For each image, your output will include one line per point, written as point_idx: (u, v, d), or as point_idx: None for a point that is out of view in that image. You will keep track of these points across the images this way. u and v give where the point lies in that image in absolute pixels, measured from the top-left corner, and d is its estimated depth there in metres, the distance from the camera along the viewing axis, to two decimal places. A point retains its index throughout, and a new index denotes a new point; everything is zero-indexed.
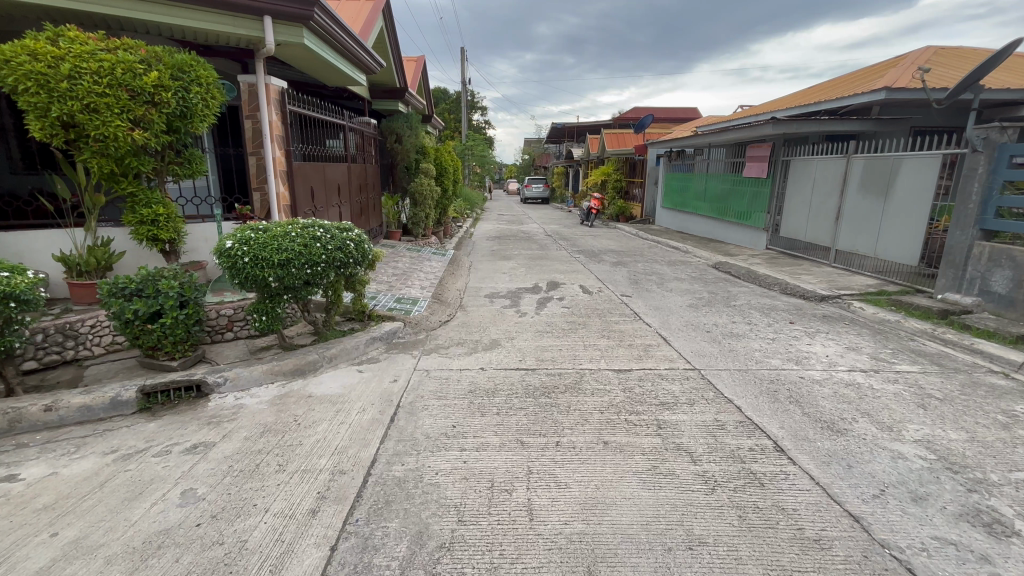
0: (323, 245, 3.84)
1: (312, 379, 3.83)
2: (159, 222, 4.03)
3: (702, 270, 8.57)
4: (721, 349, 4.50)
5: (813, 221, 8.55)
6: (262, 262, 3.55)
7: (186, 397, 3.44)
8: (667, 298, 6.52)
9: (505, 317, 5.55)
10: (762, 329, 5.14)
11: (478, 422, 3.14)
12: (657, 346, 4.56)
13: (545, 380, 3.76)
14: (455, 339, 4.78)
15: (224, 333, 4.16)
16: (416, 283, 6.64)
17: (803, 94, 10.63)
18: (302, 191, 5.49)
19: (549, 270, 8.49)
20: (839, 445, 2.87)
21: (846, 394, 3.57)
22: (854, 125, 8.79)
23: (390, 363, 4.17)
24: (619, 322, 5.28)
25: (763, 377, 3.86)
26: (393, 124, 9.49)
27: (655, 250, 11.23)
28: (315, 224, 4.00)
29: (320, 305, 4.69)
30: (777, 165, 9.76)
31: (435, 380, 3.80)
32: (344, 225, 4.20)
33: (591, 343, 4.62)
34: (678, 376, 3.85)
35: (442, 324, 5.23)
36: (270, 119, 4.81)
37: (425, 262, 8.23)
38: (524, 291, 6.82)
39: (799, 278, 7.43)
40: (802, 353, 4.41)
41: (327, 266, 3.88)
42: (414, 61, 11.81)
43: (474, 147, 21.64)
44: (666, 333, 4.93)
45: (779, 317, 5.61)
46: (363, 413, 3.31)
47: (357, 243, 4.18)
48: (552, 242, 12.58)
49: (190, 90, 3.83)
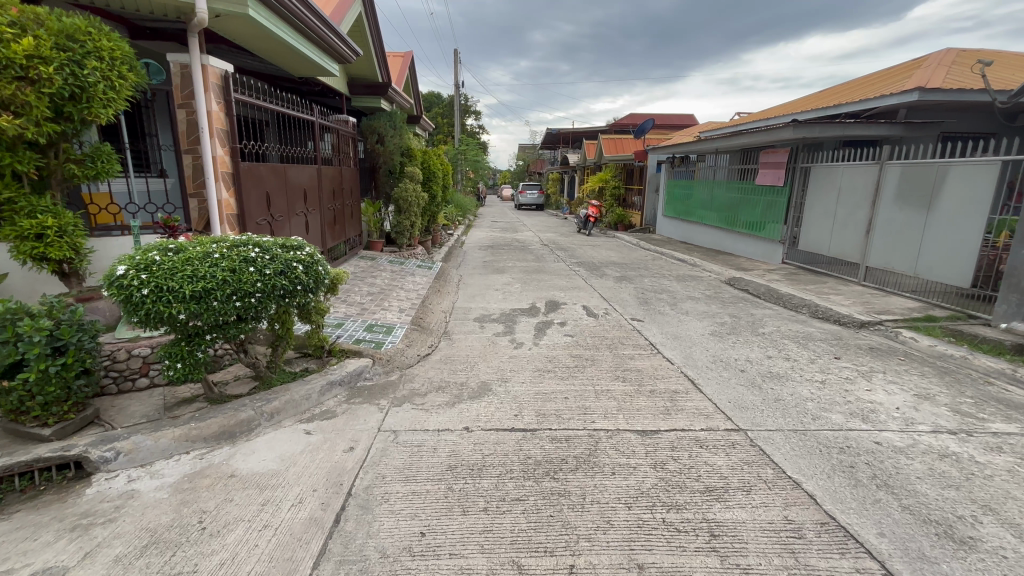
0: (260, 268, 2.96)
1: (243, 447, 2.90)
2: (47, 236, 3.07)
3: (717, 288, 7.74)
4: (765, 398, 3.63)
5: (837, 234, 7.77)
6: (168, 294, 2.62)
7: (58, 481, 2.52)
8: (684, 323, 5.65)
9: (497, 350, 4.63)
10: (806, 368, 4.27)
11: (458, 528, 2.23)
12: (685, 393, 3.67)
13: (549, 451, 2.85)
14: (436, 382, 3.86)
15: (138, 379, 3.27)
16: (394, 304, 5.73)
17: (815, 98, 9.96)
18: (256, 197, 4.58)
19: (547, 286, 7.61)
20: (975, 571, 1.99)
21: (949, 473, 2.69)
22: (880, 129, 8.07)
23: (349, 421, 3.26)
24: (634, 358, 4.40)
25: (829, 444, 2.99)
26: (374, 123, 8.57)
27: (660, 262, 10.42)
28: (250, 242, 3.11)
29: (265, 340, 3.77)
30: (795, 173, 8.94)
31: (404, 451, 2.88)
32: (292, 242, 3.31)
33: (604, 389, 3.73)
34: (722, 444, 2.96)
35: (420, 359, 4.33)
36: (209, 109, 3.90)
37: (407, 277, 7.31)
38: (519, 313, 5.93)
39: (829, 299, 6.62)
40: (866, 404, 3.54)
41: (266, 297, 2.98)
42: (401, 56, 10.99)
43: (467, 152, 20.83)
44: (694, 375, 4.05)
45: (820, 350, 4.76)
46: (299, 508, 2.38)
47: (308, 264, 3.28)
48: (549, 252, 11.74)
49: (85, 65, 2.93)
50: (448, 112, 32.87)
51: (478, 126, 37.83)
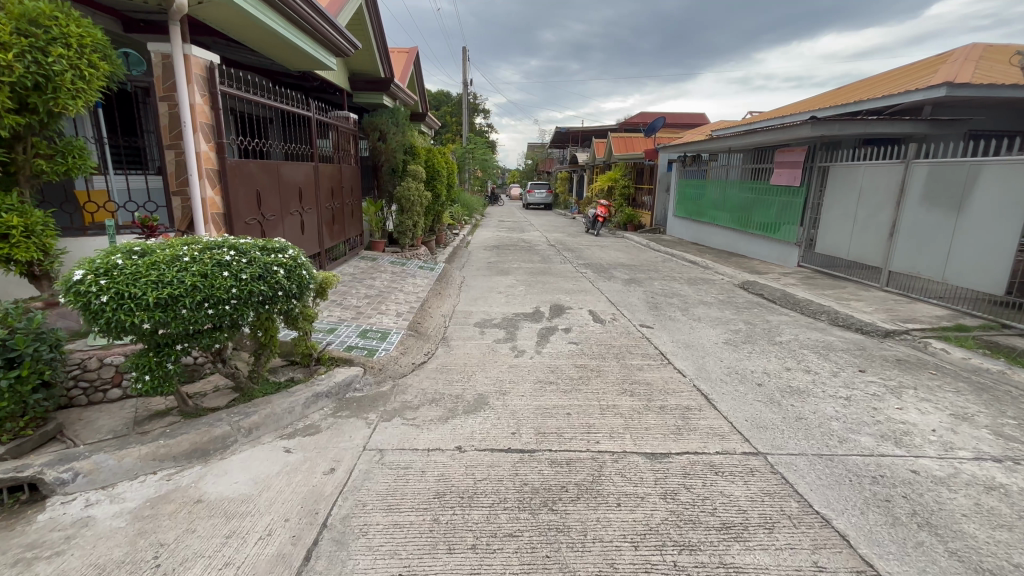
0: (235, 273, 2.74)
1: (215, 468, 2.66)
2: (12, 235, 2.83)
3: (730, 292, 7.42)
4: (786, 416, 3.33)
5: (857, 237, 7.40)
6: (129, 302, 2.39)
7: (9, 504, 2.31)
8: (696, 331, 5.36)
9: (496, 358, 4.37)
10: (829, 382, 3.95)
11: (441, 571, 1.97)
12: (698, 411, 3.38)
13: (548, 477, 2.59)
14: (429, 395, 3.60)
15: (109, 390, 3.07)
16: (392, 307, 5.50)
17: (831, 95, 9.61)
18: (244, 196, 4.36)
19: (552, 288, 7.34)
20: None
21: (999, 510, 2.38)
22: (904, 126, 7.69)
23: (334, 438, 3.02)
24: (642, 369, 4.11)
25: (860, 472, 2.69)
26: (375, 120, 8.30)
27: (670, 265, 10.11)
28: (225, 244, 2.89)
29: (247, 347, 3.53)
30: (812, 172, 8.54)
31: (389, 474, 2.63)
32: (274, 244, 3.09)
33: (610, 406, 3.45)
34: (741, 472, 2.67)
35: (415, 368, 4.08)
36: (192, 102, 3.68)
37: (408, 279, 7.08)
38: (522, 318, 5.66)
39: (850, 305, 6.28)
40: (898, 426, 3.23)
41: (242, 303, 2.75)
42: (405, 52, 10.77)
43: (474, 151, 20.59)
44: (707, 389, 3.76)
45: (843, 361, 4.44)
46: (267, 541, 2.14)
47: (290, 268, 3.05)
48: (555, 253, 11.48)
49: (49, 52, 2.72)
50: (456, 111, 32.64)
51: (487, 124, 37.61)
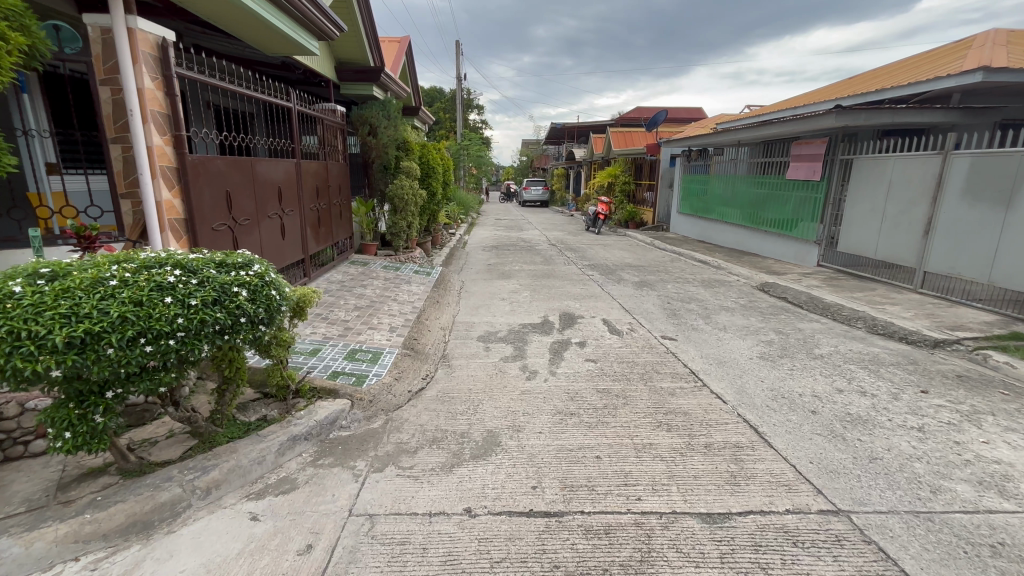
0: (182, 298, 2.16)
1: (158, 549, 2.07)
2: None
3: (750, 295, 6.90)
4: (857, 457, 2.77)
5: (886, 234, 6.89)
6: (29, 343, 1.81)
7: None
8: (725, 343, 4.81)
9: (505, 382, 3.80)
10: (893, 407, 3.42)
11: None
12: (751, 451, 2.84)
13: (583, 556, 2.03)
14: (429, 433, 3.04)
15: (32, 442, 2.52)
16: (385, 321, 4.90)
17: (845, 86, 9.16)
18: (210, 197, 3.73)
19: (559, 294, 6.79)
20: None
21: None
22: (933, 116, 7.16)
23: (315, 497, 2.46)
24: (676, 395, 3.56)
25: (972, 538, 2.16)
26: (366, 113, 7.71)
27: (680, 264, 9.58)
28: (169, 261, 2.32)
29: (208, 382, 2.93)
30: (832, 165, 8.00)
31: (381, 554, 2.06)
32: (235, 258, 2.53)
33: (645, 446, 2.90)
34: (826, 542, 2.12)
35: (413, 396, 3.51)
36: (140, 86, 3.07)
37: (403, 285, 6.49)
38: (530, 330, 5.09)
39: (886, 310, 5.76)
40: (993, 467, 2.69)
41: (193, 336, 2.17)
42: (395, 42, 10.13)
43: (469, 147, 20.03)
44: (754, 420, 3.22)
45: (900, 380, 3.90)
46: None
47: (254, 288, 2.47)
48: (557, 253, 10.93)
49: None
50: (450, 107, 31.94)
51: (481, 121, 36.97)
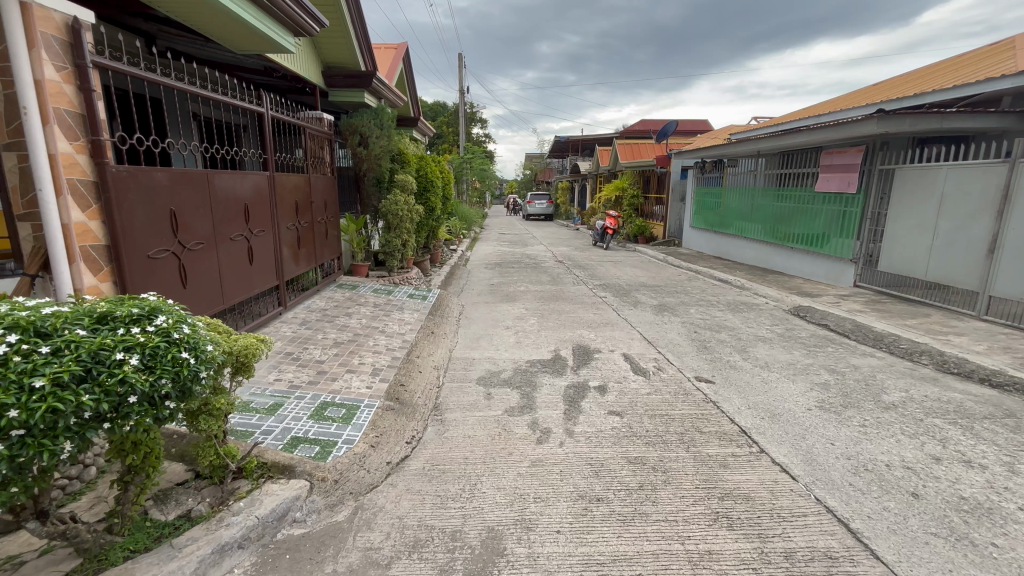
0: (18, 379, 1.45)
1: None
2: None
3: (784, 322, 6.14)
4: None
5: (938, 252, 6.11)
6: None
7: None
8: (773, 386, 4.02)
9: (510, 447, 3.01)
10: (1019, 488, 2.61)
11: None
12: (849, 564, 2.07)
13: None
14: (409, 534, 2.26)
15: None
16: (368, 361, 4.15)
17: (874, 92, 8.50)
18: (146, 218, 3.03)
19: (571, 321, 6.02)
20: None
21: None
22: (985, 121, 6.43)
23: None
24: (729, 469, 2.77)
25: None
26: (356, 121, 6.99)
27: (698, 284, 8.83)
28: (12, 318, 1.61)
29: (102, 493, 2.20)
30: (870, 176, 7.24)
31: None
32: (129, 310, 1.83)
33: (704, 557, 2.11)
34: None
35: (392, 472, 2.74)
36: (38, 77, 2.38)
37: (394, 313, 5.75)
38: (538, 370, 4.31)
39: (952, 341, 4.97)
40: None
41: (44, 434, 1.44)
42: (391, 49, 9.54)
43: (473, 160, 19.44)
44: (840, 509, 2.43)
45: (1007, 443, 3.09)
46: None
47: (153, 349, 1.74)
48: (565, 271, 10.19)
49: None
50: (453, 121, 31.55)
51: (484, 134, 36.56)
